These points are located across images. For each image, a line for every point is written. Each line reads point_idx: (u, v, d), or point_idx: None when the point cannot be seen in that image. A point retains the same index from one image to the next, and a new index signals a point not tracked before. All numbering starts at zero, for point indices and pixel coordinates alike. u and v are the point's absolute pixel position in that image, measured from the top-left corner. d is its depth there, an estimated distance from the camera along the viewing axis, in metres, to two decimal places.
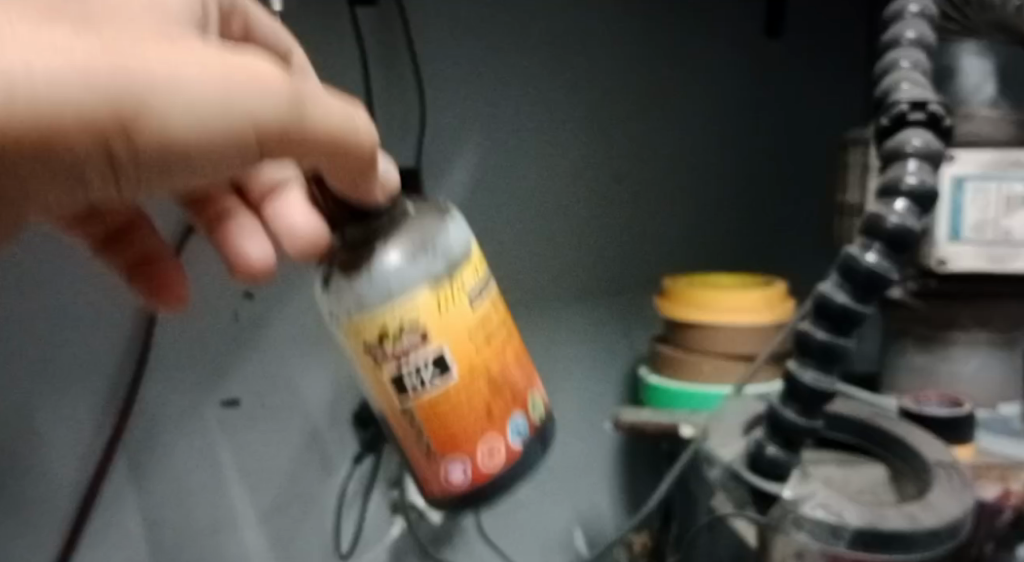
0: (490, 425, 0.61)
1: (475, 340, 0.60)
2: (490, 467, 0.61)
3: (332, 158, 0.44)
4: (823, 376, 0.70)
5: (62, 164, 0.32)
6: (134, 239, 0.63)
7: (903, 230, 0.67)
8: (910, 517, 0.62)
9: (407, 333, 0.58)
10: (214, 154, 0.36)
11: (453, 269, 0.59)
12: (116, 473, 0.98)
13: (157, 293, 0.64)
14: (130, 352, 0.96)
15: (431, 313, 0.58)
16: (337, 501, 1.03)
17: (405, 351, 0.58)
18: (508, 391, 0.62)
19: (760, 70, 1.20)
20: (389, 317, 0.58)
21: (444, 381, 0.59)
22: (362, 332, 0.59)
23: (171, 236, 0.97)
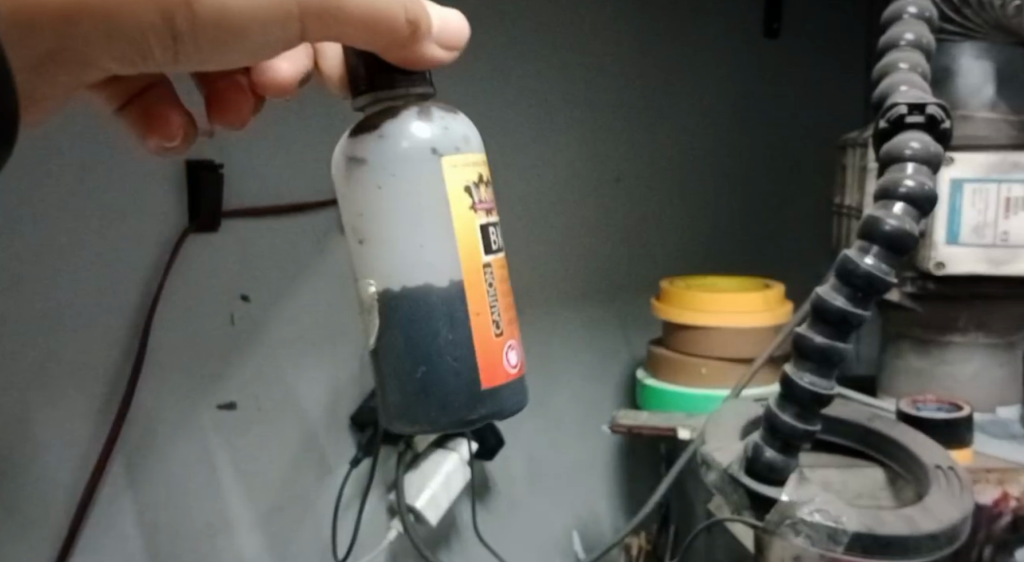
0: (514, 310, 0.57)
1: None
2: (522, 354, 0.56)
3: (373, 34, 0.45)
4: (820, 380, 0.69)
5: (128, 36, 0.40)
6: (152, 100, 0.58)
7: (900, 233, 0.66)
8: (910, 521, 0.61)
9: (484, 188, 0.54)
10: (267, 42, 0.42)
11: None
12: (113, 477, 0.84)
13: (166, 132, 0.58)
14: (124, 356, 0.82)
15: (489, 177, 0.55)
16: (335, 505, 1.00)
17: (489, 211, 0.54)
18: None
19: (759, 70, 1.23)
20: (476, 160, 0.53)
21: (500, 245, 0.55)
22: (460, 172, 0.52)
23: (147, 221, 0.83)
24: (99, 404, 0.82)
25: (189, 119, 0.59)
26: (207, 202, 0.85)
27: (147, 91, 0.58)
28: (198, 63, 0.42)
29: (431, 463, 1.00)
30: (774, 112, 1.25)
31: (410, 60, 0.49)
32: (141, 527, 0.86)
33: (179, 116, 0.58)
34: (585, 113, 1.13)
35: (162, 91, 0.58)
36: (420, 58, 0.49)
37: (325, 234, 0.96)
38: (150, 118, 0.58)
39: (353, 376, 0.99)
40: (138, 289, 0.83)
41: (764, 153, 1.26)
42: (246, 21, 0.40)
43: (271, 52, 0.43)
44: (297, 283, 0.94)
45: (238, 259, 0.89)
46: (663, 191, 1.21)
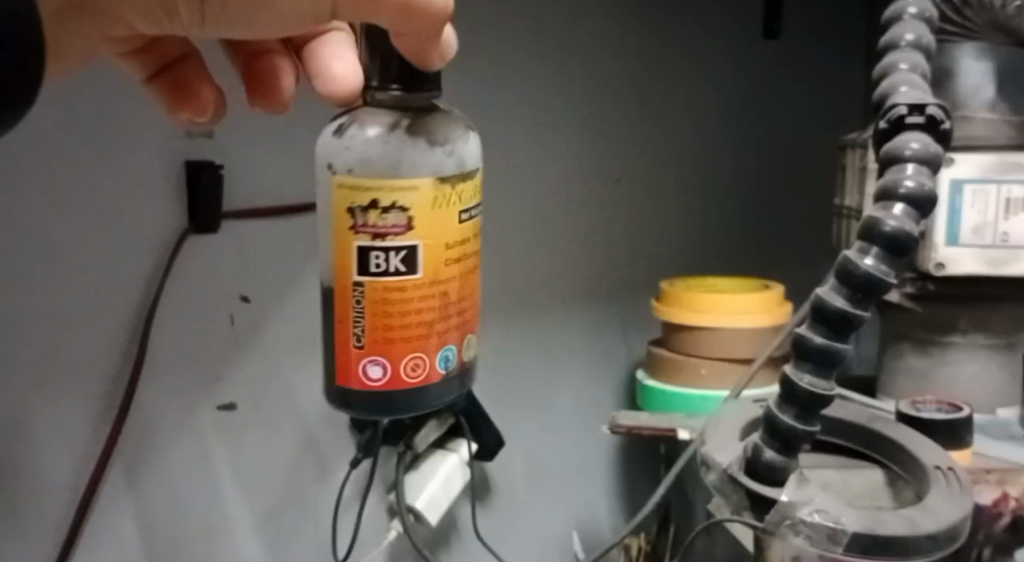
0: (427, 339, 0.49)
1: (450, 249, 0.48)
2: (404, 382, 0.49)
3: (410, 20, 0.40)
4: (820, 380, 0.69)
5: None
6: (180, 72, 0.55)
7: (900, 234, 0.66)
8: (909, 521, 0.61)
9: (393, 212, 0.46)
10: (293, 14, 0.38)
11: (464, 177, 0.48)
12: (113, 481, 0.83)
13: (181, 104, 0.55)
14: (124, 359, 0.82)
15: (423, 206, 0.46)
16: (334, 505, 0.99)
17: (383, 236, 0.47)
18: (459, 320, 0.50)
19: (757, 70, 1.23)
20: (387, 183, 0.46)
21: (406, 274, 0.47)
22: (345, 191, 0.47)
23: (147, 223, 0.82)
24: (99, 406, 0.81)
25: (220, 97, 0.56)
26: (205, 206, 0.84)
27: (177, 63, 0.55)
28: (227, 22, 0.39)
29: (431, 464, 1.00)
30: (774, 111, 1.25)
31: (421, 56, 0.43)
32: (142, 528, 0.86)
33: (210, 91, 0.55)
34: (585, 114, 1.13)
35: (193, 66, 0.55)
36: (430, 53, 0.43)
37: None
38: (180, 90, 0.55)
39: None
40: (137, 290, 0.82)
41: (764, 152, 1.26)
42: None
43: (301, 24, 0.39)
44: (296, 284, 0.93)
45: (239, 259, 0.89)
46: (663, 191, 1.21)
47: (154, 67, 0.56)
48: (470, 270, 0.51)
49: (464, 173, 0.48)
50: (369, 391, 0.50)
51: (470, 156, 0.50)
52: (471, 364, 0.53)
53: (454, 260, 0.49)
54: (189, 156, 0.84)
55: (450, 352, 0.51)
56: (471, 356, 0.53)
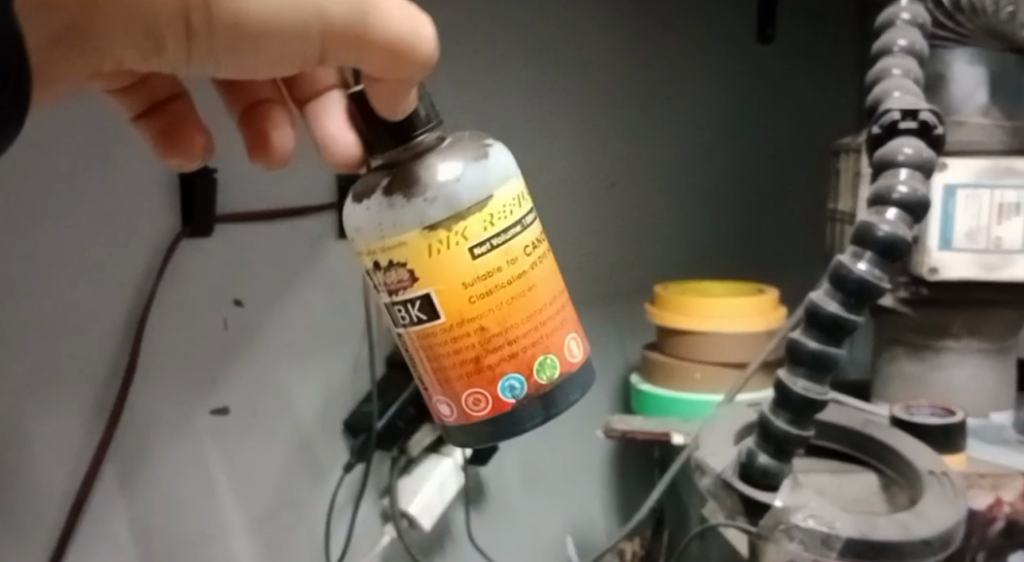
0: (477, 376, 0.48)
1: (470, 288, 0.46)
2: (473, 416, 0.49)
3: (387, 67, 0.43)
4: (814, 385, 0.69)
5: (145, 22, 0.39)
6: (170, 112, 0.57)
7: (894, 239, 0.67)
8: (904, 526, 0.61)
9: (397, 268, 0.47)
10: (281, 60, 0.41)
11: (462, 215, 0.46)
12: (105, 485, 0.81)
13: (172, 148, 0.57)
14: (117, 361, 0.81)
15: (420, 256, 0.46)
16: (327, 510, 1.00)
17: (399, 292, 0.48)
18: (517, 347, 0.48)
19: (751, 75, 1.23)
20: (383, 244, 0.47)
21: (431, 320, 0.47)
22: (362, 256, 0.49)
23: (142, 224, 0.81)
24: (92, 411, 0.79)
25: (209, 141, 0.58)
26: (201, 209, 0.85)
27: (169, 103, 0.57)
28: (212, 62, 0.41)
29: (425, 468, 1.01)
30: (768, 116, 1.25)
31: (393, 104, 0.46)
32: (135, 534, 0.84)
33: (202, 138, 0.58)
34: (580, 118, 1.13)
35: (184, 105, 0.57)
36: (402, 102, 0.46)
37: (318, 238, 0.97)
38: (171, 132, 0.57)
39: (346, 379, 1.01)
40: (130, 294, 0.81)
41: (758, 156, 1.26)
42: (262, 34, 0.39)
43: (283, 67, 0.42)
44: (291, 288, 0.94)
45: (233, 262, 0.89)
46: (657, 195, 1.21)
47: (145, 105, 0.57)
48: (516, 296, 0.47)
49: (459, 213, 0.46)
50: (451, 428, 0.51)
51: (474, 190, 0.47)
52: (551, 387, 0.49)
53: (481, 294, 0.47)
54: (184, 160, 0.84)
55: (516, 383, 0.48)
56: (547, 380, 0.49)
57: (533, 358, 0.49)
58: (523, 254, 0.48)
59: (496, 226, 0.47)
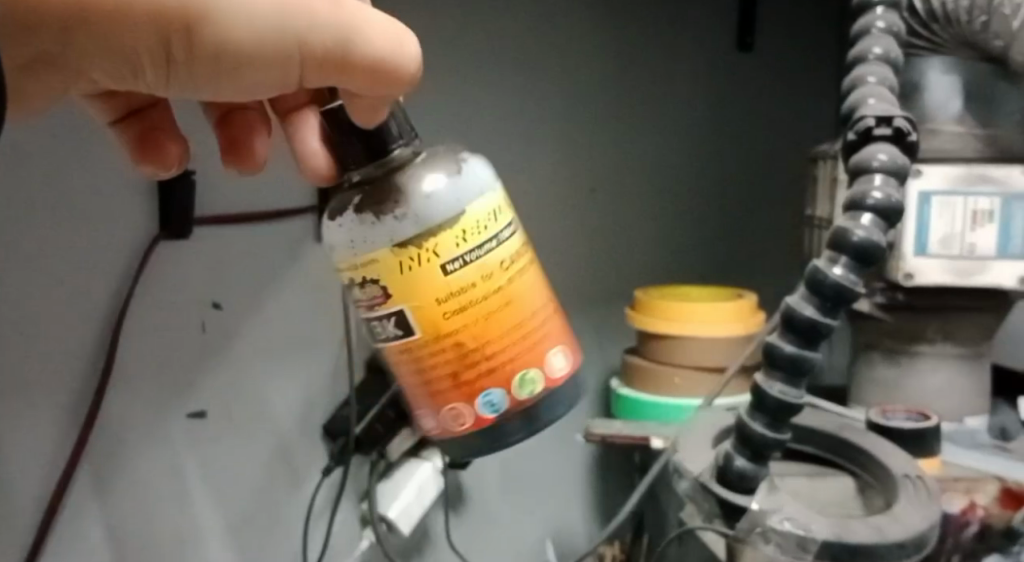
0: (453, 391, 0.51)
1: (443, 305, 0.49)
2: (458, 430, 0.52)
3: (370, 84, 0.45)
4: (790, 389, 0.70)
5: (125, 54, 0.39)
6: (148, 118, 0.57)
7: (868, 244, 0.67)
8: (877, 529, 0.62)
9: (370, 286, 0.50)
10: (258, 84, 0.42)
11: (433, 230, 0.48)
12: (79, 488, 0.82)
13: (148, 156, 0.57)
14: (92, 367, 0.81)
15: (391, 274, 0.49)
16: (305, 516, 0.98)
17: (375, 307, 0.50)
18: (494, 360, 0.50)
19: (731, 83, 1.25)
20: (358, 262, 0.49)
21: (405, 336, 0.50)
22: (343, 269, 0.51)
23: (119, 227, 0.81)
24: (67, 415, 0.80)
25: (184, 151, 0.58)
26: (179, 210, 0.84)
27: (148, 110, 0.57)
28: (190, 87, 0.42)
29: (403, 472, 0.99)
30: (747, 123, 1.26)
31: (374, 118, 0.48)
32: (109, 537, 0.85)
33: (177, 147, 0.57)
34: (560, 124, 1.14)
35: (162, 113, 0.58)
36: (376, 114, 0.47)
37: (297, 242, 0.94)
38: (146, 142, 0.57)
39: (325, 385, 0.98)
40: (105, 298, 0.81)
41: (737, 163, 1.27)
42: (246, 60, 0.40)
43: (264, 89, 0.43)
44: (269, 290, 0.92)
45: (212, 266, 0.88)
46: (638, 201, 1.21)
47: (124, 110, 0.57)
48: (491, 310, 0.49)
49: (430, 229, 0.48)
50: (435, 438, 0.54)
51: (446, 204, 0.49)
52: (534, 402, 0.51)
53: (453, 310, 0.49)
54: None
55: (495, 397, 0.51)
56: (527, 395, 0.51)
57: (513, 372, 0.51)
58: (498, 267, 0.49)
59: (468, 241, 0.49)
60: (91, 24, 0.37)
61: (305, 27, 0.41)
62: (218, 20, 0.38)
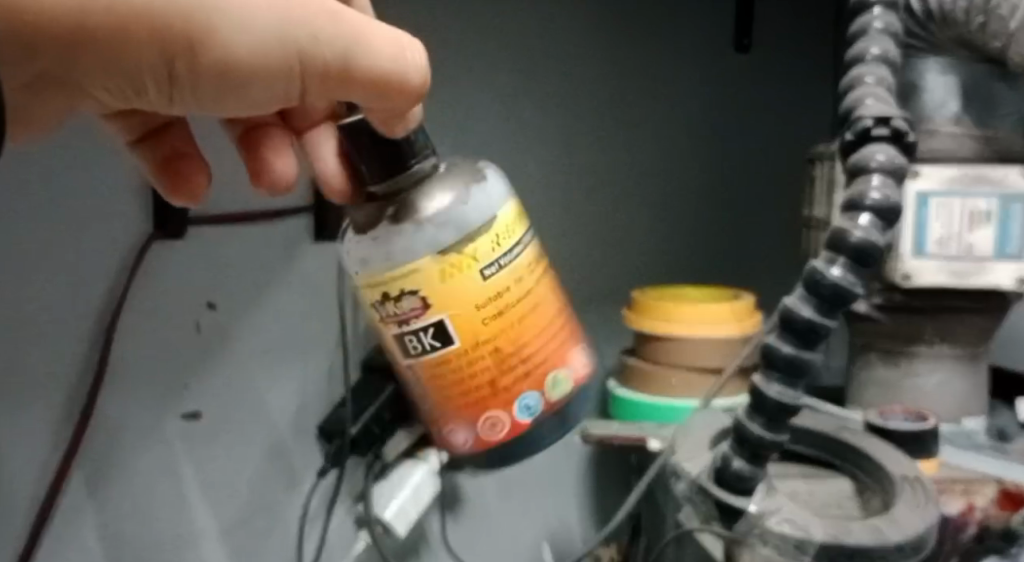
0: (494, 398, 0.57)
1: (479, 313, 0.55)
2: (492, 439, 0.58)
3: (372, 91, 0.45)
4: (788, 390, 0.69)
5: (124, 70, 0.37)
6: (167, 140, 0.59)
7: (866, 244, 0.67)
8: (876, 532, 0.61)
9: (408, 296, 0.55)
10: (265, 96, 0.42)
11: (470, 239, 0.55)
12: (73, 488, 0.82)
13: (172, 184, 0.59)
14: (85, 366, 0.80)
15: (433, 281, 0.55)
16: (301, 518, 0.97)
17: (411, 321, 0.56)
18: (529, 365, 0.57)
19: (728, 83, 1.24)
20: (399, 275, 0.55)
21: (443, 346, 0.56)
22: (370, 292, 0.58)
23: (113, 227, 0.81)
24: (60, 415, 0.80)
25: (207, 173, 0.60)
26: (175, 210, 0.83)
27: (168, 132, 0.59)
28: (193, 102, 0.41)
29: None
30: (744, 123, 1.26)
31: (387, 123, 0.50)
32: (103, 538, 0.84)
33: (202, 174, 0.60)
34: (554, 125, 1.14)
35: (178, 131, 0.59)
36: (396, 122, 0.50)
37: (293, 241, 0.93)
38: (169, 166, 0.59)
39: (321, 386, 0.97)
40: (98, 298, 0.81)
41: (734, 164, 1.27)
42: (251, 74, 0.39)
43: (267, 101, 0.43)
44: (266, 291, 0.92)
45: (208, 266, 0.87)
46: (635, 202, 1.21)
47: (143, 131, 0.58)
48: (524, 313, 0.56)
49: (466, 236, 0.55)
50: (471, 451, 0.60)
51: (481, 210, 0.56)
52: (561, 403, 0.58)
53: (491, 314, 0.55)
54: None
55: (530, 402, 0.57)
56: (559, 396, 0.58)
57: (545, 376, 0.57)
58: (526, 271, 0.57)
59: (502, 247, 0.56)
60: (92, 46, 0.35)
61: (308, 40, 0.40)
62: (219, 37, 0.37)
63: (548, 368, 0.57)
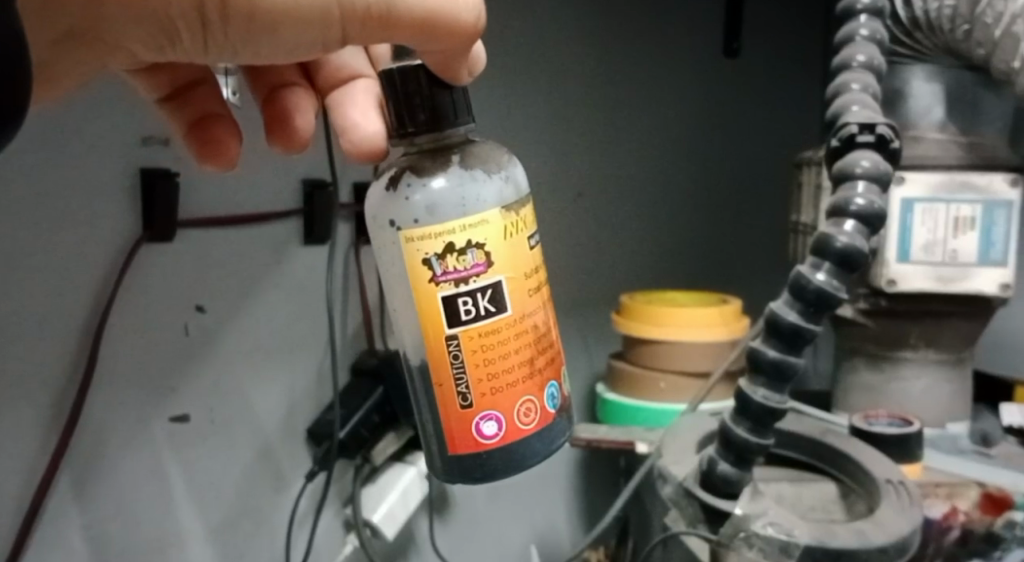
0: (529, 379, 0.47)
1: (530, 280, 0.46)
2: (523, 429, 0.47)
3: (423, 35, 0.41)
4: (773, 394, 0.70)
5: (152, 13, 0.37)
6: (194, 98, 0.57)
7: (850, 249, 0.68)
8: (860, 534, 0.62)
9: (472, 250, 0.44)
10: (301, 43, 0.39)
11: (523, 202, 0.47)
12: (60, 494, 0.79)
13: (204, 150, 0.56)
14: (73, 368, 0.78)
15: (497, 237, 0.45)
16: (289, 519, 0.97)
17: (466, 279, 0.44)
18: (554, 351, 0.48)
19: (715, 90, 1.26)
20: (455, 225, 0.44)
21: (496, 314, 0.45)
22: (417, 243, 0.44)
23: (100, 226, 0.78)
24: (48, 416, 0.77)
25: (240, 143, 0.57)
26: (162, 212, 0.81)
27: (194, 89, 0.57)
28: (230, 53, 0.40)
29: (389, 474, 0.99)
30: (729, 130, 1.29)
31: (449, 68, 0.44)
32: (90, 542, 0.81)
33: (235, 142, 0.56)
34: (550, 126, 1.12)
35: (209, 91, 0.57)
36: (459, 65, 0.44)
37: (283, 242, 0.94)
38: (202, 133, 0.56)
39: (310, 387, 0.98)
40: (87, 300, 0.78)
41: (720, 170, 1.29)
42: (281, 19, 0.38)
43: (306, 51, 0.40)
44: (254, 292, 0.91)
45: (196, 267, 0.86)
46: (625, 206, 1.22)
47: (171, 87, 0.57)
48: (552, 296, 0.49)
49: (523, 199, 0.47)
50: (489, 451, 0.47)
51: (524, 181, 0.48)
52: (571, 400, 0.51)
53: (535, 288, 0.47)
54: (145, 165, 0.81)
55: (555, 390, 0.48)
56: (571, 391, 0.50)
57: (562, 367, 0.49)
58: None
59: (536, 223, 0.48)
60: None
61: None
62: None
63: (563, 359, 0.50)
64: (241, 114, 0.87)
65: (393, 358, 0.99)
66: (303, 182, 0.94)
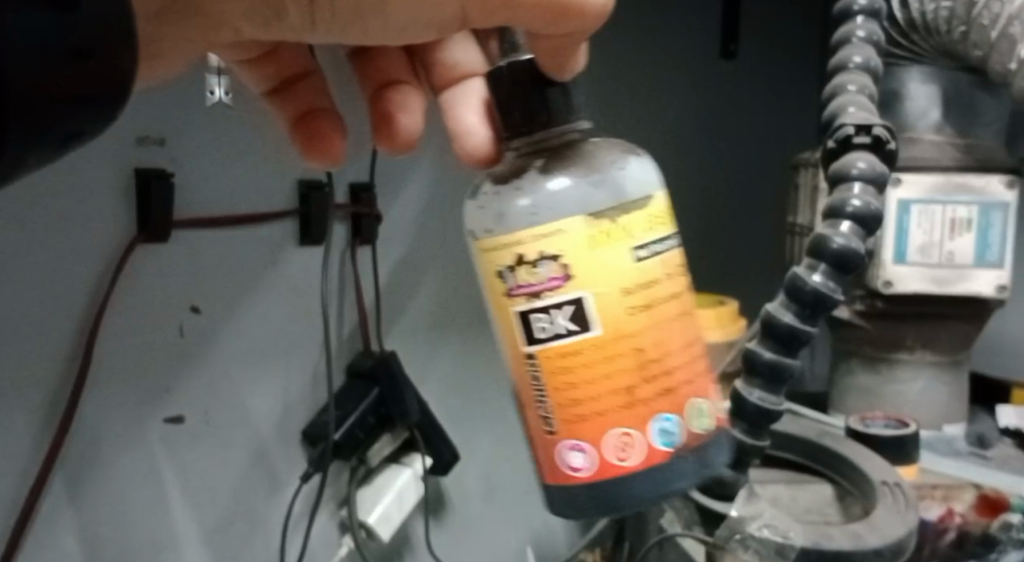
0: (626, 412, 0.39)
1: (632, 297, 0.39)
2: (618, 468, 0.40)
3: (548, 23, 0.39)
4: (769, 395, 0.69)
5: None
6: (301, 90, 0.56)
7: (846, 251, 0.67)
8: (856, 536, 0.62)
9: (546, 261, 0.38)
10: (414, 23, 0.40)
11: (626, 206, 0.39)
12: (54, 495, 0.78)
13: (307, 146, 0.55)
14: (68, 369, 0.77)
15: (579, 248, 0.38)
16: (283, 520, 0.96)
17: (540, 294, 0.39)
18: (674, 380, 0.40)
19: (713, 91, 1.26)
20: (524, 234, 0.39)
21: (579, 335, 0.39)
22: (489, 254, 0.40)
23: (93, 224, 0.78)
24: (41, 418, 0.76)
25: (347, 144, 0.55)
26: (157, 212, 0.81)
27: (301, 80, 0.56)
28: (336, 30, 0.41)
29: (384, 476, 1.00)
30: (727, 131, 1.29)
31: (562, 56, 0.41)
32: (83, 543, 0.81)
33: (341, 140, 0.55)
34: None
35: (313, 85, 0.56)
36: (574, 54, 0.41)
37: (278, 245, 0.92)
38: (309, 131, 0.55)
39: (306, 389, 0.97)
40: (81, 300, 0.78)
41: (717, 171, 1.29)
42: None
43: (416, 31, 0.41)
44: (250, 292, 0.91)
45: (191, 268, 0.85)
46: None
47: (278, 79, 0.57)
48: (676, 314, 0.40)
49: (625, 205, 0.39)
50: (578, 485, 0.41)
51: (640, 182, 0.41)
52: (706, 440, 0.41)
53: (641, 306, 0.39)
54: (140, 165, 0.80)
55: (671, 425, 0.40)
56: (704, 429, 0.41)
57: (689, 399, 0.41)
58: (679, 268, 0.41)
59: (658, 230, 0.40)
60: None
61: None
62: None
63: (693, 389, 0.41)
64: (237, 114, 0.86)
65: (390, 359, 0.99)
66: (298, 182, 0.93)
